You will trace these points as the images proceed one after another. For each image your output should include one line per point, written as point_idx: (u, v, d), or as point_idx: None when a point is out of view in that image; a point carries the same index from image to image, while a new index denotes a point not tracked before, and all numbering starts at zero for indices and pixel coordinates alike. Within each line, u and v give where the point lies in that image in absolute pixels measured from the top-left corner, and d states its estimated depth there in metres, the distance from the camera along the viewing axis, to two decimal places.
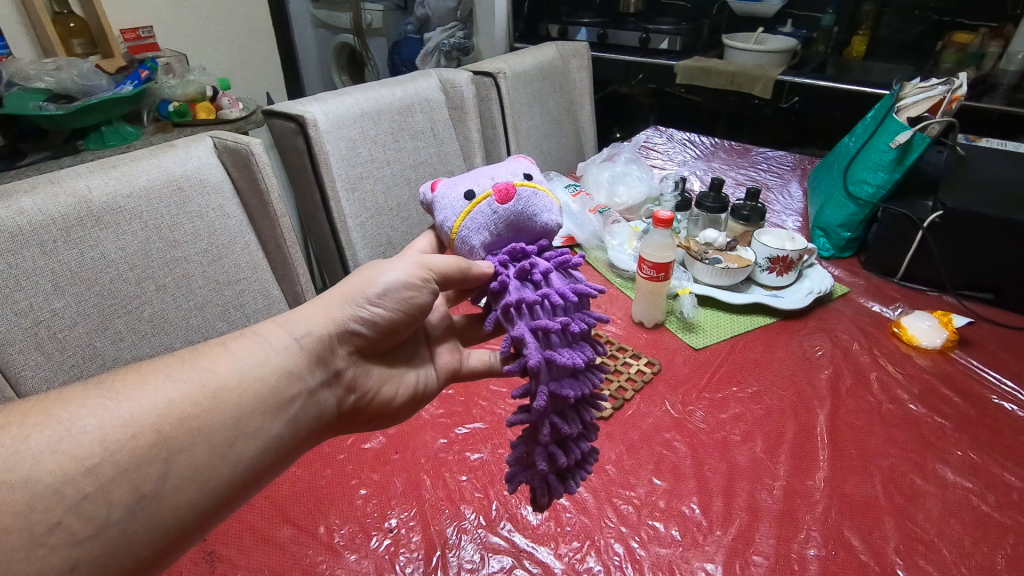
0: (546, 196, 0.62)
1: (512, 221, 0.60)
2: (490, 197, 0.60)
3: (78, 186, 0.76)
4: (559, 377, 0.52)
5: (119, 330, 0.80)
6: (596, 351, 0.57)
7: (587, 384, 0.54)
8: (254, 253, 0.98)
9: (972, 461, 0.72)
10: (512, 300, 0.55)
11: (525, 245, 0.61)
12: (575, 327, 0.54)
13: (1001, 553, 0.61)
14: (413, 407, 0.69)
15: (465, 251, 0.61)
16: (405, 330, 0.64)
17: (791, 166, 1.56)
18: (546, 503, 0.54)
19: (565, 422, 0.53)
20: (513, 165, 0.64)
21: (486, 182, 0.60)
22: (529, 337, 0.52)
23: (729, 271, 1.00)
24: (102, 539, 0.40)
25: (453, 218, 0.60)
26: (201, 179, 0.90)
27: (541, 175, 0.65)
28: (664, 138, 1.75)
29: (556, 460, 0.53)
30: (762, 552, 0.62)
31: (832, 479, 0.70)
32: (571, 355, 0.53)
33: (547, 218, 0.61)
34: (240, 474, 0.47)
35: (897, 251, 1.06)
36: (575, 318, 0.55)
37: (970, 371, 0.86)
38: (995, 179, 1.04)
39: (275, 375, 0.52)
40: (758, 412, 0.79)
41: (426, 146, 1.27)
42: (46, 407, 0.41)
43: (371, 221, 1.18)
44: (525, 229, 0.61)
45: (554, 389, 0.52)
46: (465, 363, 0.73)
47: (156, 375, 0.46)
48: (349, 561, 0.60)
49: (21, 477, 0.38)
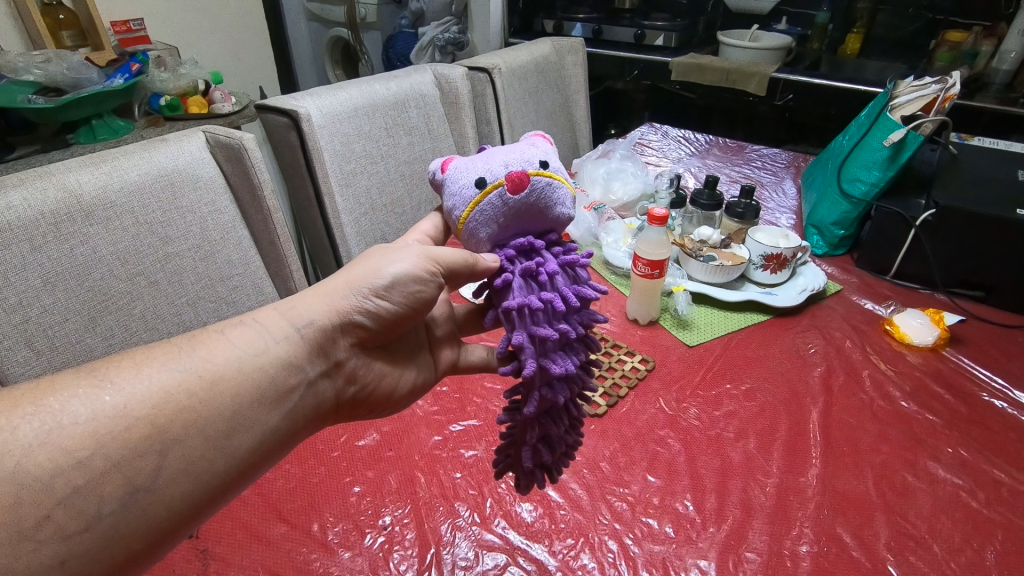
0: (562, 187, 0.60)
1: (525, 213, 0.59)
2: (502, 187, 0.58)
3: (68, 179, 0.75)
4: (552, 382, 0.53)
5: (110, 323, 0.79)
6: (588, 351, 0.57)
7: (577, 385, 0.55)
8: (247, 248, 0.97)
9: (963, 458, 0.72)
10: (515, 303, 0.53)
11: (533, 239, 0.61)
12: (572, 335, 0.53)
13: (991, 549, 0.62)
14: (411, 399, 0.69)
15: (472, 243, 0.61)
16: (409, 324, 0.63)
17: (785, 163, 1.57)
18: (527, 491, 0.57)
19: (553, 423, 0.54)
20: (528, 150, 0.61)
21: (499, 170, 0.58)
22: (529, 345, 0.52)
23: (723, 269, 1.00)
24: (92, 533, 0.40)
25: (462, 207, 0.59)
26: (193, 172, 0.89)
27: (558, 161, 0.63)
28: (658, 135, 1.75)
29: (541, 454, 0.55)
30: (755, 549, 0.62)
31: (825, 476, 0.70)
32: (565, 363, 0.53)
33: (560, 212, 0.61)
34: (235, 466, 0.47)
35: (890, 248, 1.06)
36: (574, 324, 0.55)
37: (961, 368, 0.87)
38: (987, 177, 1.05)
39: (273, 367, 0.52)
40: (751, 409, 0.80)
41: (420, 141, 1.27)
42: (37, 396, 0.41)
43: (365, 216, 1.18)
44: (536, 222, 0.61)
45: (546, 395, 0.52)
46: (464, 358, 0.73)
47: (151, 364, 0.46)
48: (343, 559, 0.60)
49: (9, 468, 0.37)
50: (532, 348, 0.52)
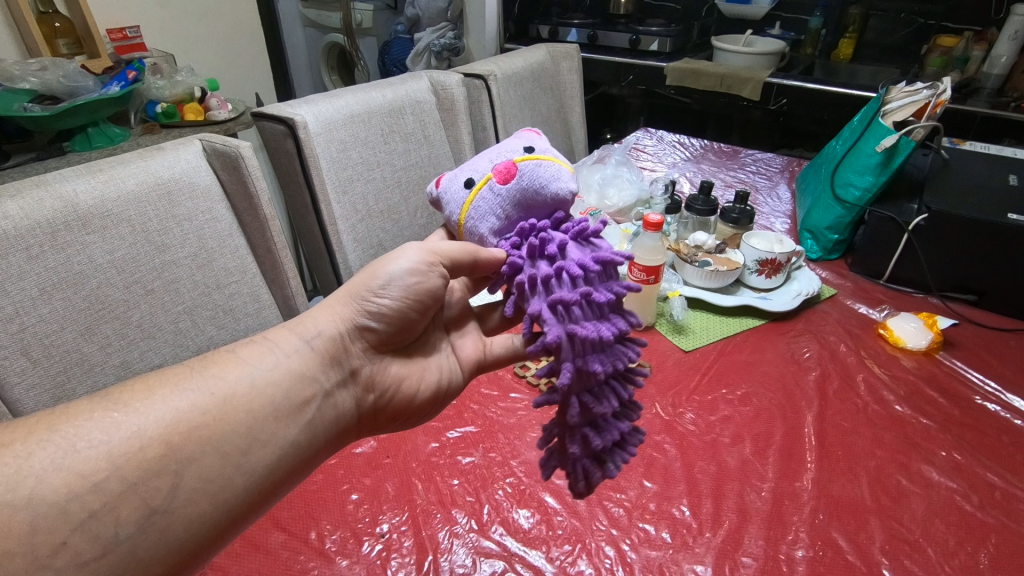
0: (551, 164, 0.59)
1: (521, 195, 0.59)
2: (490, 182, 0.60)
3: (65, 188, 0.75)
4: (585, 352, 0.51)
5: (107, 335, 0.79)
6: (628, 321, 0.55)
7: (616, 357, 0.53)
8: (244, 256, 0.97)
9: (956, 461, 0.73)
10: (525, 276, 0.54)
11: (536, 220, 0.60)
12: (597, 296, 0.52)
13: (984, 552, 0.62)
14: (438, 405, 0.68)
15: (476, 240, 0.62)
16: (421, 321, 0.64)
17: (779, 168, 1.58)
18: (585, 490, 0.53)
19: (596, 399, 0.52)
20: (513, 143, 0.63)
21: (485, 167, 0.61)
22: (548, 315, 0.52)
23: (718, 274, 1.00)
24: (111, 559, 0.40)
25: (458, 210, 0.62)
26: (190, 182, 0.89)
27: (547, 145, 0.63)
28: (653, 140, 1.76)
29: (590, 442, 0.53)
30: (751, 554, 0.62)
31: (820, 479, 0.71)
32: (595, 327, 0.51)
33: (557, 187, 0.59)
34: (256, 481, 0.48)
35: (883, 252, 1.07)
36: (599, 288, 0.54)
37: (954, 372, 0.88)
38: (979, 182, 1.06)
39: (286, 380, 0.53)
40: (746, 414, 0.80)
41: (417, 148, 1.27)
42: (52, 422, 0.42)
43: (362, 223, 1.18)
44: (536, 203, 0.59)
45: (579, 366, 0.51)
46: (490, 352, 0.71)
47: (164, 386, 0.47)
48: (341, 566, 0.60)
49: (25, 496, 0.38)
50: (553, 317, 0.52)
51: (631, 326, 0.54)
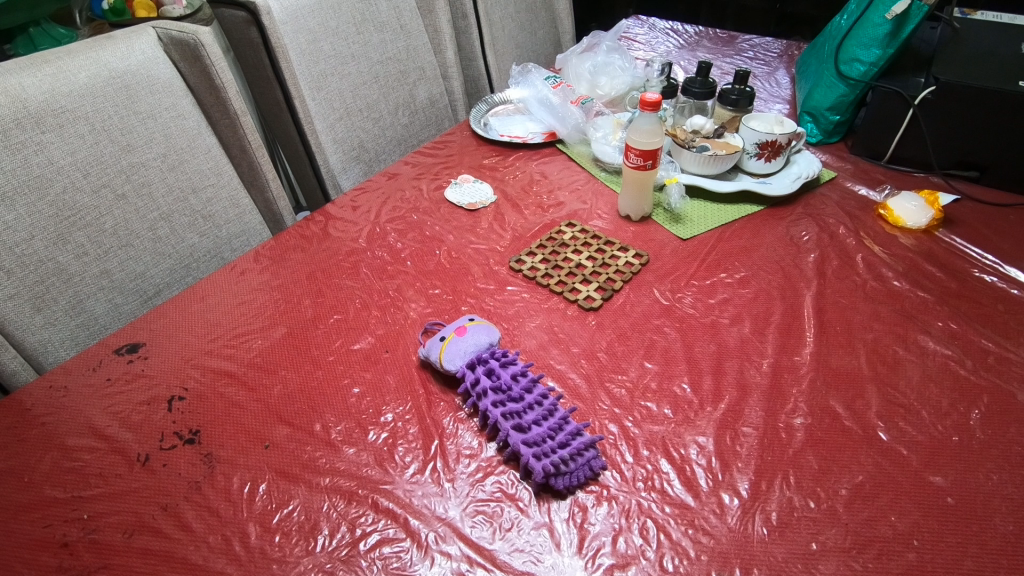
0: (480, 332, 0.69)
1: (473, 352, 0.66)
2: (449, 349, 0.67)
3: (10, 82, 0.71)
4: (517, 419, 0.60)
5: (81, 243, 0.78)
6: (559, 415, 0.61)
7: (541, 410, 0.61)
8: (218, 157, 0.94)
9: (953, 330, 0.73)
10: (473, 400, 0.63)
11: (489, 364, 0.65)
12: (528, 409, 0.61)
13: (976, 411, 0.64)
14: None
15: (449, 357, 0.66)
16: None
17: (778, 52, 1.48)
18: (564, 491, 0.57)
19: (517, 408, 0.61)
20: (471, 340, 0.67)
21: (450, 353, 0.66)
22: (487, 411, 0.61)
23: (717, 158, 0.97)
24: None
25: (437, 353, 0.67)
26: (149, 75, 0.84)
27: (485, 332, 0.70)
28: (645, 28, 1.64)
29: (524, 422, 0.60)
30: (751, 424, 0.63)
31: (818, 352, 0.71)
32: (527, 413, 0.60)
33: (485, 349, 0.67)
34: None
35: (885, 132, 1.03)
36: (536, 411, 0.61)
37: (953, 248, 0.87)
38: (991, 50, 1.00)
39: None
40: (745, 295, 0.80)
41: (392, 39, 1.18)
42: None
43: (340, 122, 1.11)
44: (478, 356, 0.66)
45: (512, 418, 0.60)
46: None
47: None
48: (349, 454, 0.61)
49: None
50: (491, 410, 0.61)
51: (551, 416, 0.60)
